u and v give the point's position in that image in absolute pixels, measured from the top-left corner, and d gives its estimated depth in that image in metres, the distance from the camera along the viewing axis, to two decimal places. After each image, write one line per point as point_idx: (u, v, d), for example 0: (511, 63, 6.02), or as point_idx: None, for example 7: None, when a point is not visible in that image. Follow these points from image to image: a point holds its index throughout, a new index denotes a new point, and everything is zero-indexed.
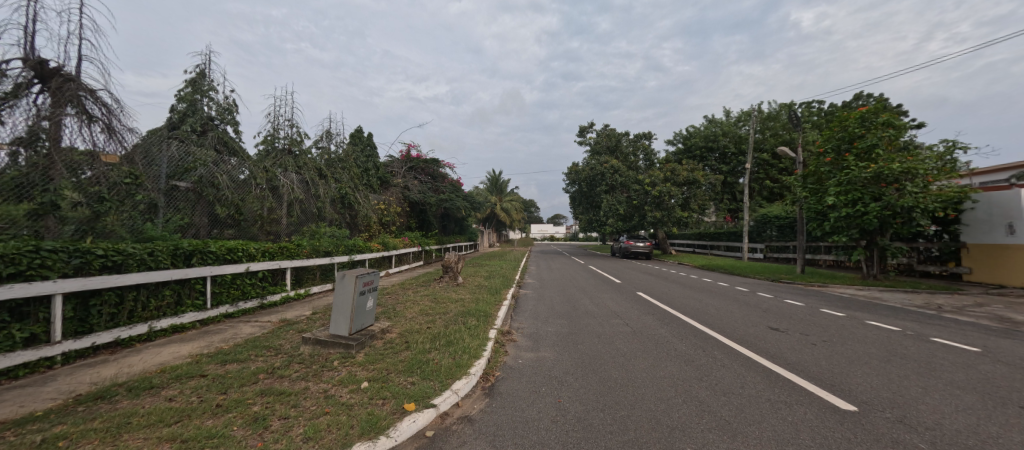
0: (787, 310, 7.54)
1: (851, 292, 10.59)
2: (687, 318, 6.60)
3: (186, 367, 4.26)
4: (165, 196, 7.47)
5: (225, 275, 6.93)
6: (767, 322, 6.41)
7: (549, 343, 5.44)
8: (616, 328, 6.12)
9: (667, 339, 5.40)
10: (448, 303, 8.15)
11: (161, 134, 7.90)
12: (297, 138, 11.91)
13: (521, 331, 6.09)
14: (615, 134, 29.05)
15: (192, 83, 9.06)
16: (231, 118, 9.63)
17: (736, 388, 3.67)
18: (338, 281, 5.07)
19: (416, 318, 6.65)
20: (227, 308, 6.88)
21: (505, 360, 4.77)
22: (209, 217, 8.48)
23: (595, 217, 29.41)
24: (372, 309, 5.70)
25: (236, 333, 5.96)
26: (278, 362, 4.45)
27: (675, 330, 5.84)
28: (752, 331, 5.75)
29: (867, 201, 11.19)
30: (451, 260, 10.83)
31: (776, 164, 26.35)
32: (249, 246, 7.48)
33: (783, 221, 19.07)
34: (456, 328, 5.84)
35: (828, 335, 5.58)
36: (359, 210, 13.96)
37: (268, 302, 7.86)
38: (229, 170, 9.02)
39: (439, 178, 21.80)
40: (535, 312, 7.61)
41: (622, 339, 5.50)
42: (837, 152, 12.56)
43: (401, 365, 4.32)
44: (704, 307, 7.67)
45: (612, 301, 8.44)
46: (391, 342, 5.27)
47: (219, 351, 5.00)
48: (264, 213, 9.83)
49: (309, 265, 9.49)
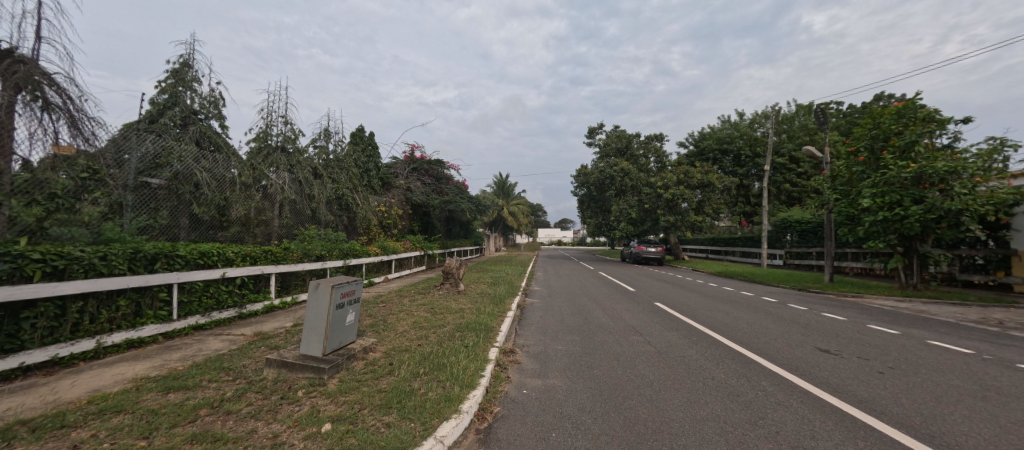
0: (830, 326, 6.61)
1: (892, 304, 9.59)
2: (717, 336, 5.73)
3: (118, 398, 3.53)
4: (134, 194, 6.76)
5: (196, 282, 6.20)
6: (814, 341, 5.51)
7: (559, 366, 4.61)
8: (636, 347, 5.26)
9: (699, 362, 4.55)
10: (446, 313, 7.36)
11: (138, 128, 7.23)
12: (291, 136, 11.23)
13: (526, 351, 5.27)
14: (625, 135, 28.15)
15: (174, 74, 8.39)
16: (216, 112, 8.98)
17: (806, 441, 2.81)
18: (311, 292, 4.35)
19: (407, 333, 5.87)
20: (197, 319, 6.15)
21: (505, 391, 3.93)
22: (189, 218, 7.80)
23: (604, 221, 28.51)
24: (354, 324, 4.93)
25: (200, 350, 5.22)
26: (229, 392, 3.68)
27: (706, 351, 4.99)
28: (799, 355, 4.87)
29: (907, 204, 10.19)
30: (452, 266, 10.09)
31: (795, 167, 25.30)
32: (227, 249, 6.77)
33: (805, 226, 18.06)
34: (451, 347, 5.04)
35: (894, 360, 4.66)
36: (357, 211, 13.26)
37: (247, 312, 7.13)
38: (212, 166, 8.34)
39: (444, 179, 21.10)
40: (542, 325, 6.77)
41: (646, 363, 4.65)
42: (871, 151, 11.59)
43: (377, 398, 3.53)
44: (734, 322, 6.78)
45: (628, 313, 7.58)
46: (372, 364, 4.47)
47: (170, 373, 4.25)
48: (251, 214, 9.12)
49: (297, 270, 8.77)
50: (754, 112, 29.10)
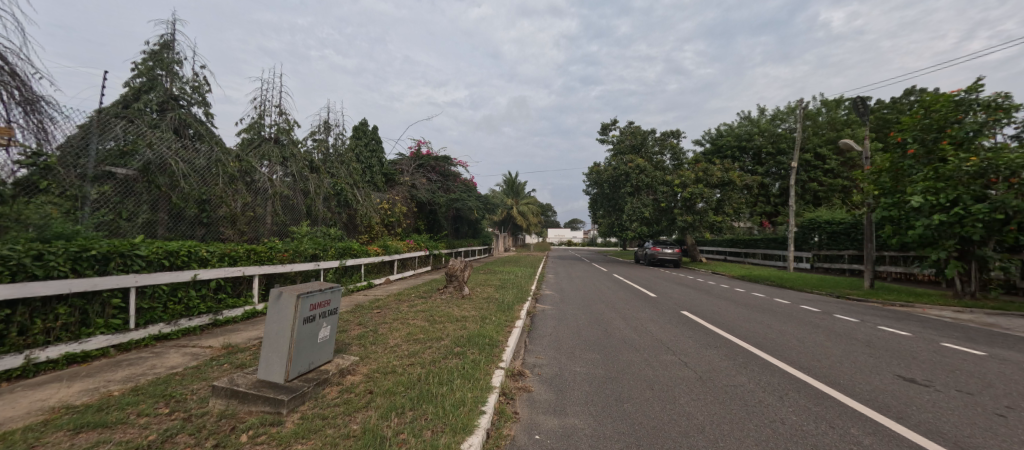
0: (898, 346, 5.61)
1: (952, 316, 8.50)
2: (767, 357, 4.79)
3: (7, 444, 2.69)
4: (96, 186, 5.99)
5: (160, 286, 5.41)
6: (891, 368, 4.54)
7: (579, 397, 3.72)
8: (672, 371, 4.35)
9: (756, 397, 3.64)
10: (446, 323, 6.49)
11: (106, 112, 6.47)
12: (285, 127, 10.48)
13: (538, 373, 4.39)
14: (640, 131, 26.99)
15: (152, 55, 7.60)
16: (201, 99, 8.23)
17: None
18: (272, 302, 3.48)
19: (399, 348, 5.02)
20: (160, 327, 5.36)
21: (512, 436, 3.02)
22: (167, 214, 7.05)
23: (618, 221, 27.41)
24: (330, 340, 4.09)
25: (153, 367, 4.42)
26: (154, 434, 2.85)
27: (760, 379, 4.06)
28: (880, 388, 3.91)
29: (967, 202, 9.17)
30: (456, 268, 9.22)
31: (821, 165, 23.99)
32: (200, 248, 5.99)
33: (835, 227, 16.88)
34: (449, 368, 4.17)
35: (1008, 397, 3.69)
36: (357, 209, 12.48)
37: (223, 319, 6.35)
38: (193, 156, 7.58)
39: (451, 177, 20.28)
40: (556, 339, 5.88)
41: (689, 394, 3.72)
42: (922, 143, 10.52)
43: (344, 447, 2.66)
44: (780, 338, 5.82)
45: (653, 324, 6.66)
46: (348, 393, 3.63)
47: (98, 401, 3.42)
48: (240, 211, 8.38)
49: (286, 271, 7.99)
50: (776, 108, 27.95)
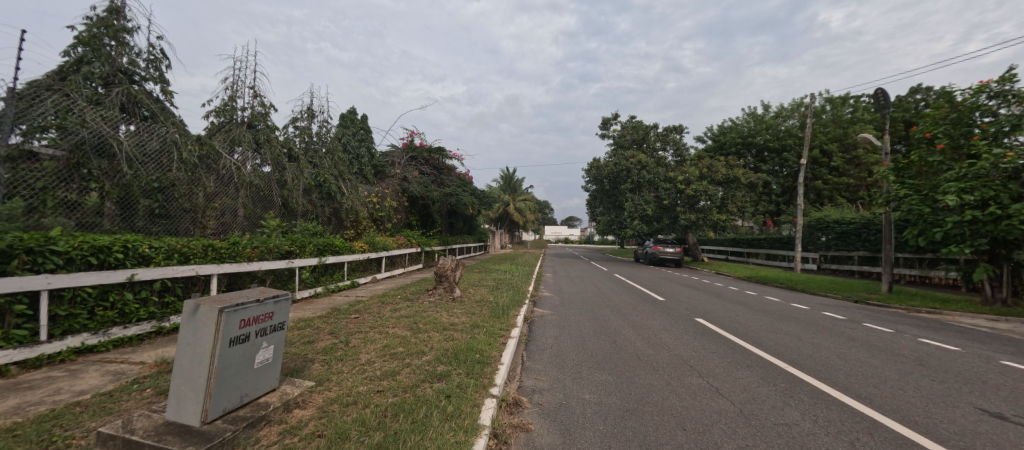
0: (958, 366, 4.80)
1: (990, 325, 7.78)
2: (814, 382, 3.99)
3: None
4: (12, 168, 5.04)
5: (83, 289, 4.48)
6: (965, 398, 3.75)
7: (592, 441, 2.88)
8: (706, 402, 3.51)
9: (820, 443, 2.83)
10: (431, 332, 5.60)
11: (35, 83, 5.52)
12: (261, 111, 9.52)
13: (539, 403, 3.56)
14: (642, 126, 26.10)
15: (99, 21, 6.62)
16: (158, 74, 7.27)
17: None
18: (187, 317, 2.60)
19: (372, 368, 4.15)
20: (83, 338, 4.46)
21: None
22: (114, 204, 6.12)
23: (617, 218, 26.57)
24: (275, 363, 3.23)
25: (55, 393, 3.51)
26: None
27: (817, 416, 3.25)
28: (970, 431, 3.10)
29: (1005, 201, 8.41)
30: (447, 267, 8.36)
31: (826, 162, 23.33)
32: (142, 244, 5.07)
33: (846, 227, 16.13)
34: (428, 400, 3.30)
35: None
36: (342, 202, 11.57)
37: (169, 326, 5.47)
38: (146, 138, 6.63)
39: (445, 170, 19.33)
40: (559, 354, 5.05)
41: (733, 439, 2.89)
42: (949, 139, 9.80)
43: None
44: (818, 354, 5.04)
45: (668, 335, 5.85)
46: (291, 436, 2.75)
47: None
48: (201, 202, 7.44)
49: (253, 270, 7.10)
50: (781, 104, 27.20)
